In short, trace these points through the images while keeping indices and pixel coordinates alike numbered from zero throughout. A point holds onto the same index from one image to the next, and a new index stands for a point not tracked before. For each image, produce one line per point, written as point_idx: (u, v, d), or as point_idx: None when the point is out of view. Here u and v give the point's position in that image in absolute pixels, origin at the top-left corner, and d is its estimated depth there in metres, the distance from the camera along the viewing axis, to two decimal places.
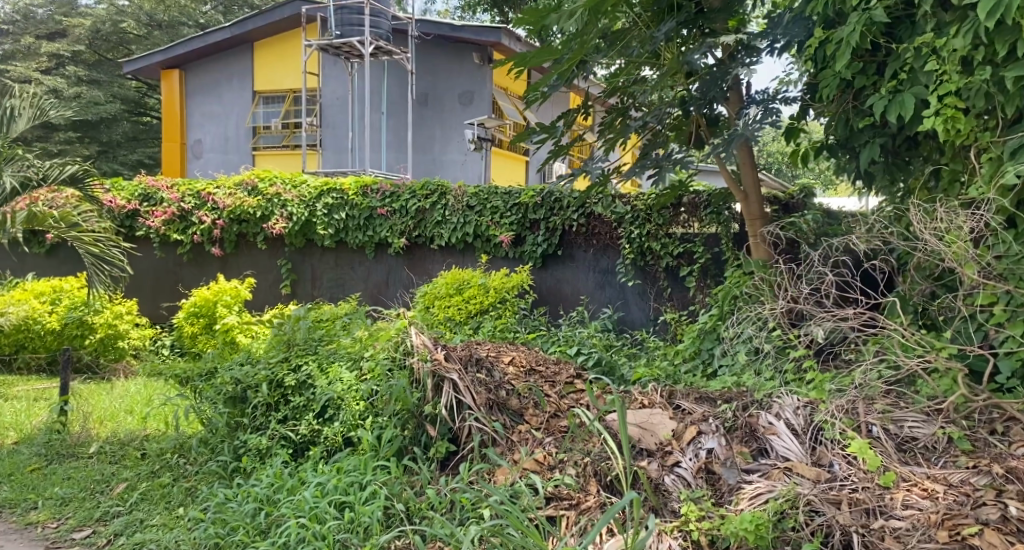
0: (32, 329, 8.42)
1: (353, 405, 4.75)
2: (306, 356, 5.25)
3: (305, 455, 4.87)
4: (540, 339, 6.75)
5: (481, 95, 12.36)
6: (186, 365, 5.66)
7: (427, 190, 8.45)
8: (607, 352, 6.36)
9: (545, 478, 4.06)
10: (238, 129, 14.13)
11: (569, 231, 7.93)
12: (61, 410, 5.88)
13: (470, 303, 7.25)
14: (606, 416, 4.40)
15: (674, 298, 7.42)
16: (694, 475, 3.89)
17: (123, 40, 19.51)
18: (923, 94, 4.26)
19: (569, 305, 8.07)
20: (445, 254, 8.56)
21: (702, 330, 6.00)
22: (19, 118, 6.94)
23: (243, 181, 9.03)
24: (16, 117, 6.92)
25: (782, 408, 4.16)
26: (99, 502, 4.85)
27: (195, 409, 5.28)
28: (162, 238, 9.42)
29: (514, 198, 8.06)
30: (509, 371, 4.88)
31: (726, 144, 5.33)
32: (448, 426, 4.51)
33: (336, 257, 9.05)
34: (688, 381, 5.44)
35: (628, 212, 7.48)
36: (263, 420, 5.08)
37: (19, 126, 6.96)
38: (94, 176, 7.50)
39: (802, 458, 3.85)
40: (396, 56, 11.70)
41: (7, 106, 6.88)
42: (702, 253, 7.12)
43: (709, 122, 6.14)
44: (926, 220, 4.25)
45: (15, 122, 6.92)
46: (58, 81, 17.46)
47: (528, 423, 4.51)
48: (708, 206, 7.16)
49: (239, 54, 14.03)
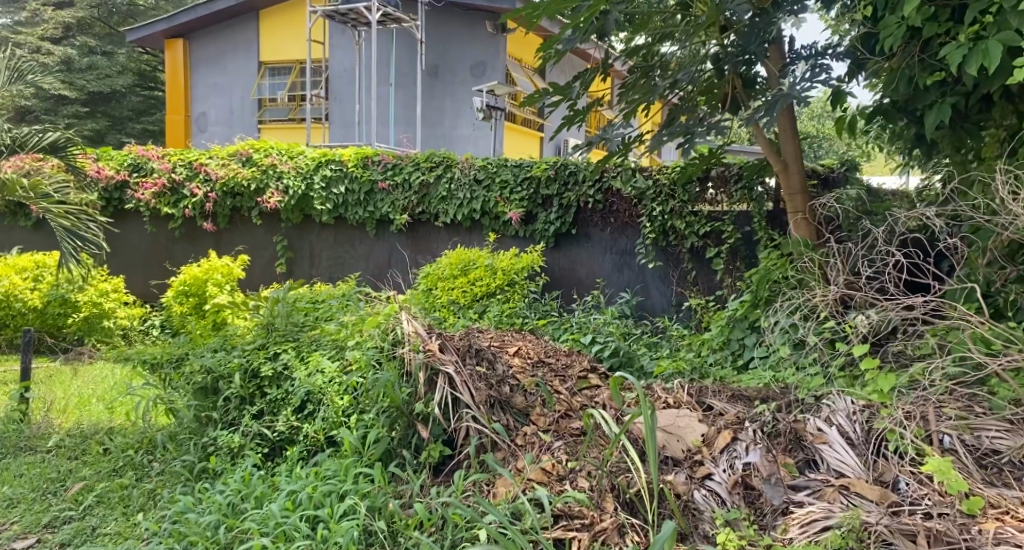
0: (12, 306, 7.83)
1: (336, 401, 4.19)
2: (285, 343, 4.72)
3: (281, 457, 4.32)
4: (551, 326, 6.14)
5: (495, 66, 11.63)
6: (155, 349, 5.08)
7: (432, 162, 7.81)
8: (624, 341, 5.68)
9: (554, 491, 3.42)
10: (243, 101, 13.48)
11: (584, 208, 7.28)
12: (22, 397, 5.37)
13: (476, 285, 6.64)
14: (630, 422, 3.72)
15: (699, 282, 6.74)
16: (729, 490, 3.27)
17: (135, 11, 18.91)
18: (1013, 40, 3.56)
19: (583, 289, 7.41)
20: (450, 232, 7.93)
21: (731, 318, 5.36)
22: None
23: (237, 152, 8.41)
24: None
25: (832, 412, 3.52)
26: (50, 505, 4.36)
27: (163, 400, 4.75)
28: (153, 211, 8.81)
29: (525, 170, 7.40)
30: (513, 363, 4.27)
31: (765, 110, 4.55)
32: (442, 426, 3.89)
33: (336, 234, 8.42)
34: (717, 375, 4.82)
35: (650, 188, 6.79)
36: (236, 414, 4.54)
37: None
38: (78, 145, 6.92)
39: (861, 474, 3.21)
40: (404, 23, 10.99)
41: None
42: (731, 232, 6.43)
43: (745, 84, 5.38)
44: (1014, 191, 3.59)
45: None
46: (68, 51, 17.05)
47: (534, 424, 3.87)
48: (739, 180, 6.48)
49: (245, 22, 13.37)
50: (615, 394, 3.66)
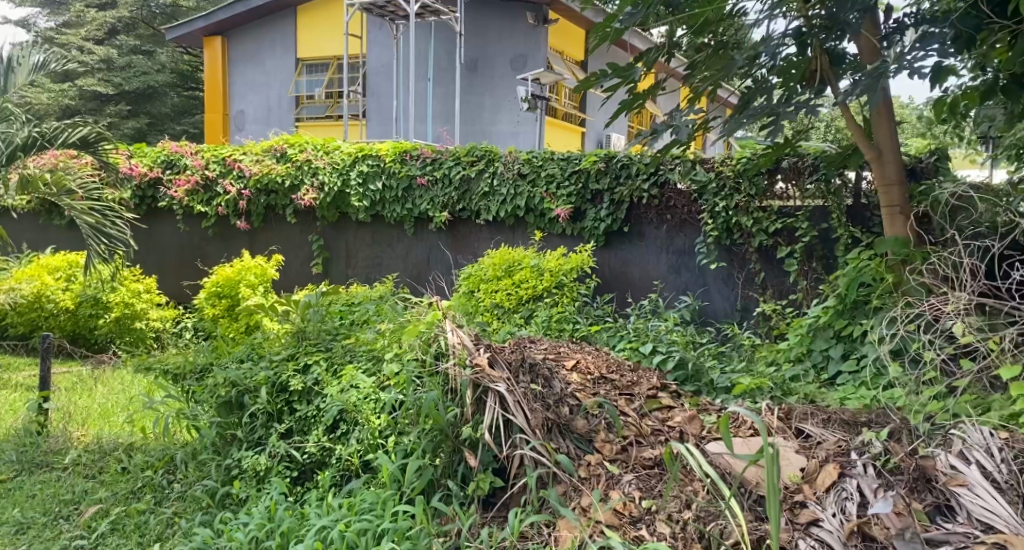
0: (44, 308, 7.55)
1: (372, 420, 3.72)
2: (316, 354, 4.27)
3: (311, 482, 3.85)
4: (605, 333, 5.59)
5: (537, 57, 11.13)
6: (179, 358, 4.65)
7: (473, 157, 7.33)
8: (691, 351, 5.11)
9: (628, 538, 2.91)
10: (280, 98, 13.11)
11: (637, 204, 6.72)
12: (40, 408, 4.89)
13: (521, 288, 6.14)
14: (716, 452, 3.18)
15: (769, 286, 6.12)
16: (845, 541, 2.73)
17: (175, 12, 18.62)
18: None
19: (638, 292, 6.83)
20: (492, 230, 7.42)
21: (813, 328, 4.78)
22: (18, 70, 6.16)
23: (272, 147, 8.01)
24: (14, 68, 6.14)
25: (967, 447, 2.96)
26: (61, 532, 3.88)
27: (187, 416, 4.30)
28: (186, 210, 8.45)
29: (573, 164, 6.87)
30: (572, 380, 3.74)
31: (855, 89, 3.92)
32: (492, 453, 3.39)
33: (373, 233, 7.96)
34: (804, 393, 4.24)
35: (712, 180, 6.22)
36: (263, 433, 4.09)
37: (17, 79, 6.18)
38: (111, 140, 6.53)
39: (1016, 529, 2.63)
40: (443, 15, 10.51)
41: (6, 55, 6.11)
42: (806, 230, 5.82)
43: (832, 61, 4.70)
44: None
45: (11, 74, 6.13)
46: (109, 51, 16.88)
47: (599, 453, 3.35)
48: (814, 172, 5.86)
49: (282, 18, 13.00)
50: (726, 436, 2.91)
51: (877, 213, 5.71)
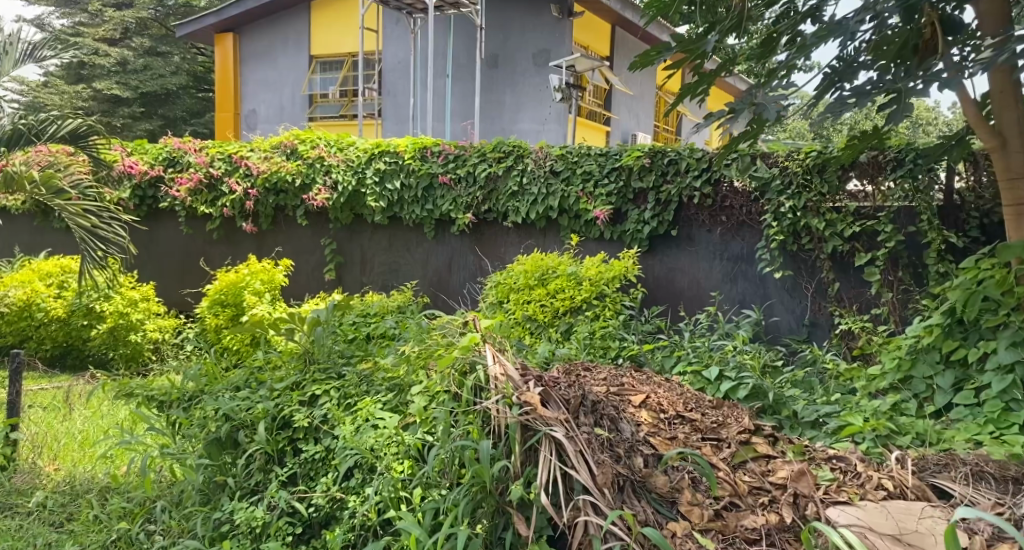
0: (34, 317, 6.85)
1: (394, 468, 3.02)
2: (326, 382, 3.57)
3: (318, 542, 3.13)
4: (660, 352, 4.83)
5: (563, 51, 10.33)
6: (168, 383, 3.92)
7: (501, 153, 6.58)
8: (768, 377, 4.33)
9: None
10: (294, 97, 12.39)
11: (687, 205, 5.96)
12: (6, 438, 4.17)
13: (558, 298, 5.38)
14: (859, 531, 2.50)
15: (844, 297, 5.35)
16: None
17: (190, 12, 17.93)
18: None
19: (688, 303, 6.08)
20: (522, 234, 6.68)
21: (914, 351, 4.01)
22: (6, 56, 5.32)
23: (280, 143, 7.28)
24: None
25: None
26: None
27: (172, 455, 3.56)
28: (190, 211, 7.74)
29: (613, 160, 6.12)
30: (642, 422, 3.02)
31: (982, 65, 3.23)
32: (548, 516, 2.64)
33: (390, 236, 7.24)
34: (919, 433, 3.47)
35: (776, 177, 5.43)
36: (260, 479, 3.37)
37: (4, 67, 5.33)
38: (104, 135, 5.79)
39: None
40: (464, 7, 9.73)
41: None
42: (890, 234, 5.05)
43: (947, 29, 3.94)
44: None
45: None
46: (125, 53, 16.31)
47: (685, 520, 2.62)
48: (898, 168, 5.06)
49: (295, 13, 12.31)
50: None
51: (973, 215, 4.91)
